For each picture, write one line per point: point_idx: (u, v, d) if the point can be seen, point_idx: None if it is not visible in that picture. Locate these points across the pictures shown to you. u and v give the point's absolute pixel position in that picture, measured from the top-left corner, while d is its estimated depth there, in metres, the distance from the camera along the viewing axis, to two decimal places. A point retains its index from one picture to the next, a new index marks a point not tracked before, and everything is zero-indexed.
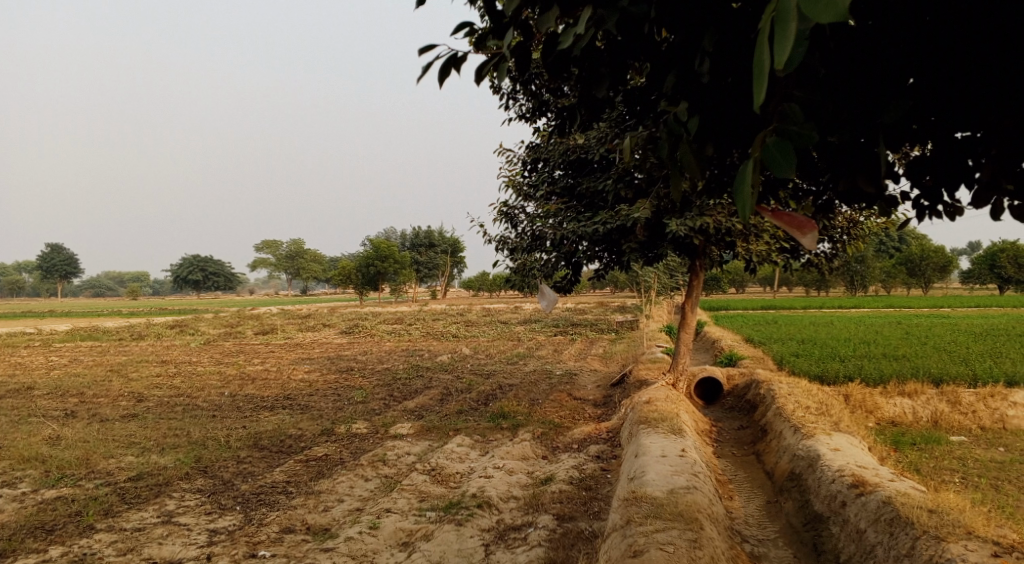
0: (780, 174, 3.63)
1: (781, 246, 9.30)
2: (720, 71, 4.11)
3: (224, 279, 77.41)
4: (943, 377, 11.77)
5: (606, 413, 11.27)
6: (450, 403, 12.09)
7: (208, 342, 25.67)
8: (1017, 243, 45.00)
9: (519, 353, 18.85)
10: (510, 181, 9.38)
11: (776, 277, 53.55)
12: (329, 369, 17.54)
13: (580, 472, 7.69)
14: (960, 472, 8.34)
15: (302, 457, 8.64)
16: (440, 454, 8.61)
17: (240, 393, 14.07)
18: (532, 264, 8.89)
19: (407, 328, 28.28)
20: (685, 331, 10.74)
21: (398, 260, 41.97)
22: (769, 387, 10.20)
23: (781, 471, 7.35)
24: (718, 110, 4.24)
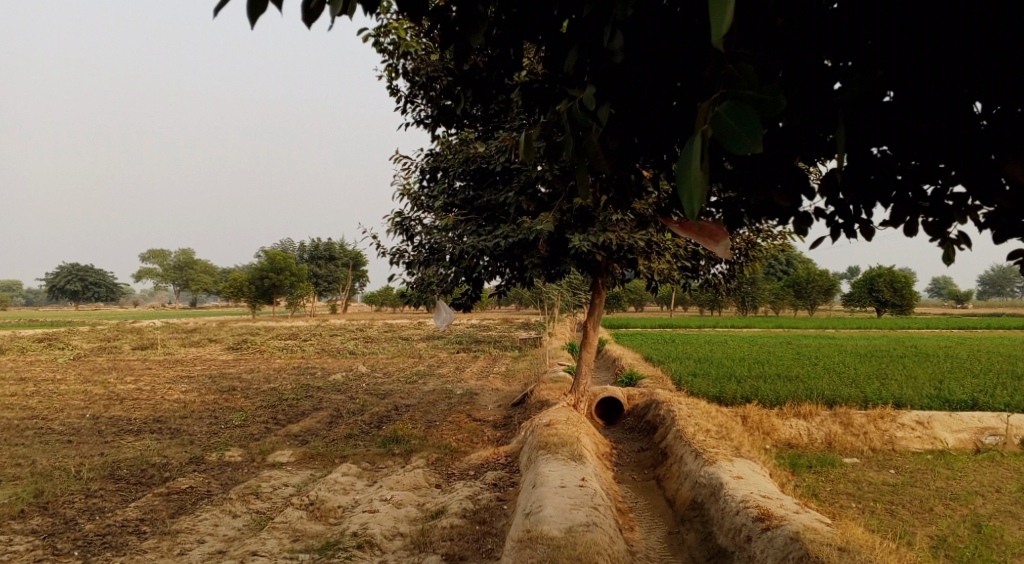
0: (743, 149, 3.04)
1: (684, 264, 9.02)
2: (634, 51, 3.70)
3: (106, 290, 73.49)
4: (836, 399, 11.77)
5: (504, 436, 10.77)
6: (339, 427, 11.36)
7: (81, 357, 24.00)
8: (894, 268, 47.26)
9: (417, 371, 18.21)
10: (406, 191, 8.81)
11: (672, 297, 54.61)
12: (209, 389, 16.47)
13: (473, 504, 7.13)
14: (856, 496, 8.20)
15: (164, 490, 7.78)
16: (321, 485, 7.91)
17: (106, 415, 12.94)
18: (430, 280, 8.46)
19: (299, 344, 27.17)
20: (587, 351, 10.37)
21: (294, 273, 40.60)
22: (669, 409, 9.92)
23: (682, 499, 6.98)
24: (628, 95, 3.83)
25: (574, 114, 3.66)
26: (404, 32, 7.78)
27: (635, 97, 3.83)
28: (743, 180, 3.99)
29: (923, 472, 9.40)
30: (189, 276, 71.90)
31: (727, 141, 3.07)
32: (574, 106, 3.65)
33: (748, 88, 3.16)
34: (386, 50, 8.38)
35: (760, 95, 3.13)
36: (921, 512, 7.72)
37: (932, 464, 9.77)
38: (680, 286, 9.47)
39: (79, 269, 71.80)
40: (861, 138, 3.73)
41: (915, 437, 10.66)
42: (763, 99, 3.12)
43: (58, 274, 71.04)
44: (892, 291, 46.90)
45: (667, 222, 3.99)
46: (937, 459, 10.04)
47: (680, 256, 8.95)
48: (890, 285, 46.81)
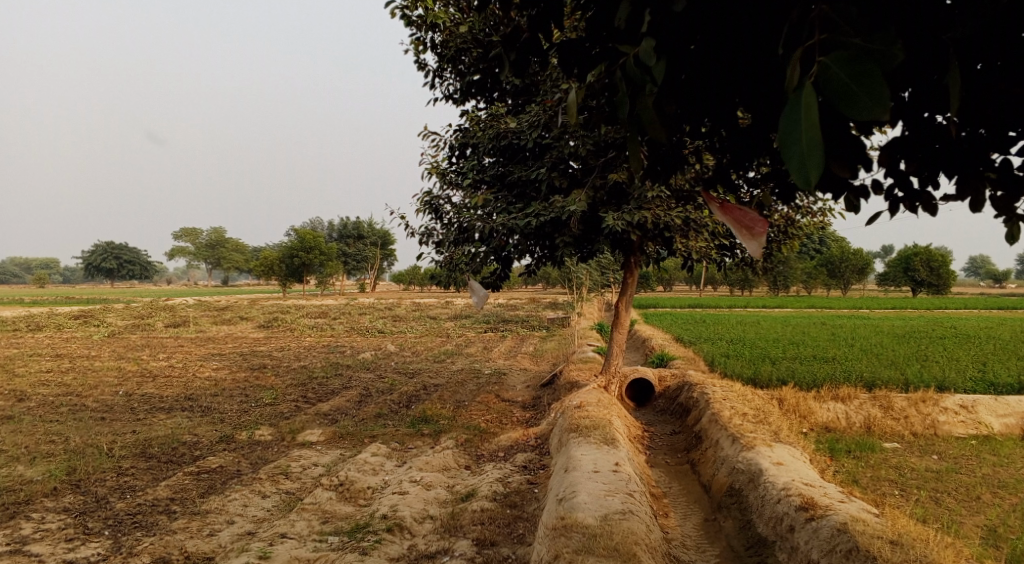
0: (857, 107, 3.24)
1: (722, 242, 8.78)
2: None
3: (139, 268, 74.26)
4: (875, 381, 11.48)
5: (534, 417, 10.63)
6: (368, 406, 11.29)
7: (114, 334, 24.19)
8: (931, 247, 46.34)
9: (446, 350, 18.12)
10: (435, 168, 8.64)
11: (702, 277, 54.08)
12: (239, 366, 16.50)
13: (504, 487, 7.01)
14: (898, 483, 7.96)
15: (194, 468, 7.75)
16: (350, 465, 7.83)
17: (138, 392, 12.99)
18: (459, 259, 8.27)
19: (328, 322, 27.21)
20: (619, 331, 10.18)
21: (324, 251, 40.66)
22: (703, 391, 9.72)
23: (718, 485, 6.80)
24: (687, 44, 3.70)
25: (629, 69, 3.60)
26: (432, 4, 7.58)
27: (694, 54, 3.71)
28: None
29: (967, 458, 9.13)
30: (221, 255, 72.46)
31: (844, 100, 3.26)
32: (629, 60, 3.59)
33: (852, 36, 3.31)
34: (415, 23, 8.19)
35: (867, 44, 3.29)
36: (967, 501, 7.47)
37: (977, 450, 9.48)
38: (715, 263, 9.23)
39: (112, 247, 72.58)
40: (923, 101, 3.63)
41: (958, 421, 10.38)
42: (868, 49, 3.28)
43: (93, 251, 71.93)
44: (929, 271, 46.00)
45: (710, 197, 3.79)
46: (981, 444, 9.75)
47: (717, 235, 8.70)
48: (927, 265, 45.92)
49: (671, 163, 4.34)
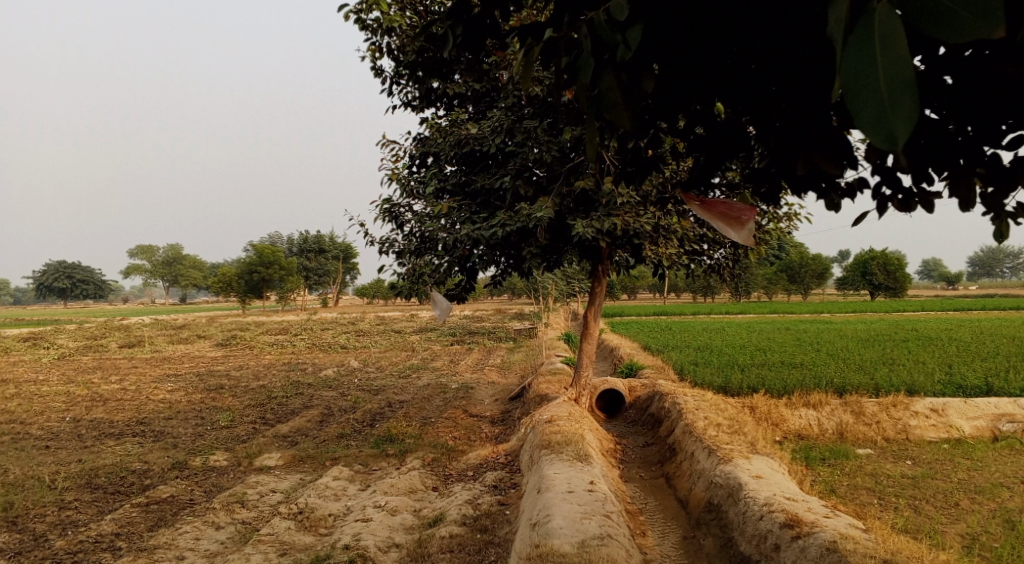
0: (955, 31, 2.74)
1: (692, 249, 8.55)
2: None
3: (94, 288, 72.64)
4: (846, 387, 11.34)
5: (502, 433, 10.32)
6: (330, 426, 10.89)
7: (65, 356, 23.41)
8: (887, 251, 47.00)
9: (411, 365, 17.74)
10: (394, 176, 8.31)
11: (665, 285, 54.31)
12: (196, 387, 15.96)
13: (474, 509, 6.68)
14: (876, 491, 7.77)
15: (142, 499, 7.32)
16: (310, 491, 7.45)
17: (87, 417, 12.44)
18: (421, 270, 7.94)
19: (290, 338, 26.62)
20: (588, 341, 9.92)
21: (284, 267, 39.98)
22: (674, 401, 9.50)
23: (696, 500, 6.54)
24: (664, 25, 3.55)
25: (598, 28, 3.41)
26: (387, 7, 7.28)
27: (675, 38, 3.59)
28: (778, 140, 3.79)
29: (941, 463, 8.99)
30: (179, 272, 71.08)
31: (936, 25, 2.76)
32: (599, 17, 3.40)
33: None
34: (370, 27, 7.88)
35: None
36: (946, 508, 7.30)
37: (950, 454, 9.36)
38: (686, 270, 9.01)
39: (66, 266, 70.78)
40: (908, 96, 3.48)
41: (929, 425, 10.26)
42: None
43: (46, 270, 70.08)
44: (886, 274, 46.58)
45: (690, 198, 3.96)
46: (954, 448, 9.63)
47: (687, 240, 8.46)
48: (884, 268, 46.52)
49: (642, 167, 4.25)
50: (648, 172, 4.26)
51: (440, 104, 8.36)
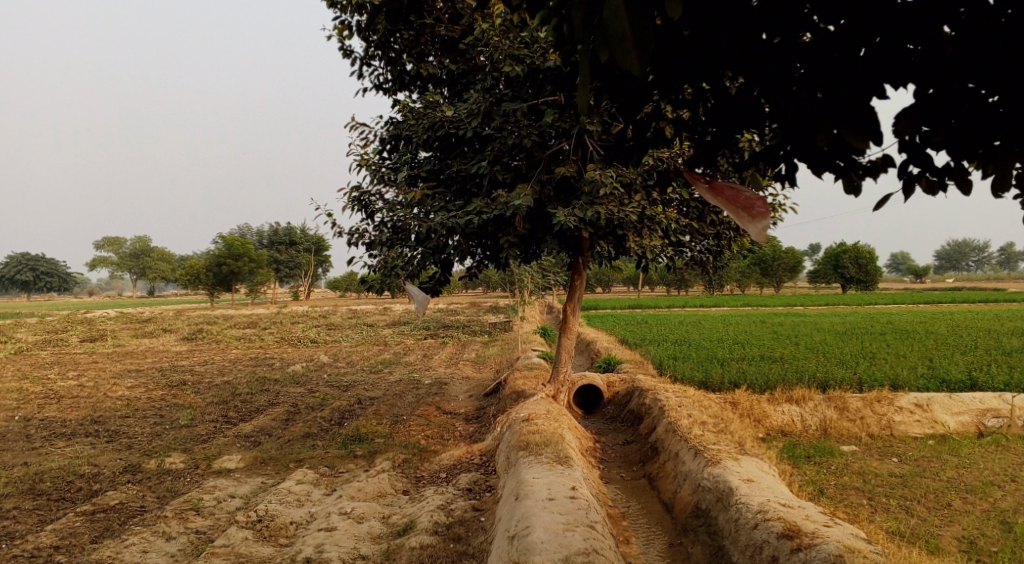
0: None
1: (674, 237, 8.15)
2: None
3: (61, 281, 71.06)
4: (828, 381, 11.06)
5: (476, 431, 9.89)
6: (296, 425, 10.39)
7: (23, 351, 22.59)
8: (859, 244, 47.11)
9: (382, 359, 17.24)
10: (363, 161, 7.83)
11: (640, 278, 54.09)
12: (157, 383, 15.35)
13: (446, 516, 6.28)
14: (865, 491, 7.46)
15: (89, 507, 6.83)
16: (270, 497, 6.99)
17: (39, 416, 11.81)
18: (394, 262, 7.49)
19: (259, 333, 25.97)
20: (566, 336, 9.51)
21: (254, 259, 39.12)
22: (655, 397, 9.16)
23: (682, 504, 6.18)
24: None
25: None
26: None
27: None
28: (799, 112, 3.91)
29: (928, 460, 8.71)
30: (146, 264, 69.66)
31: None
32: None
33: None
34: (338, 4, 7.43)
35: None
36: (939, 509, 7.00)
37: (937, 451, 9.10)
38: (669, 262, 8.63)
39: (30, 258, 69.05)
40: (937, 66, 3.77)
41: (914, 421, 9.99)
42: None
43: (9, 262, 68.39)
44: (857, 268, 46.65)
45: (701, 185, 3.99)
46: (940, 445, 9.37)
47: (670, 230, 8.07)
48: (855, 261, 46.58)
49: (639, 145, 4.32)
50: (643, 152, 4.33)
51: (413, 87, 7.91)
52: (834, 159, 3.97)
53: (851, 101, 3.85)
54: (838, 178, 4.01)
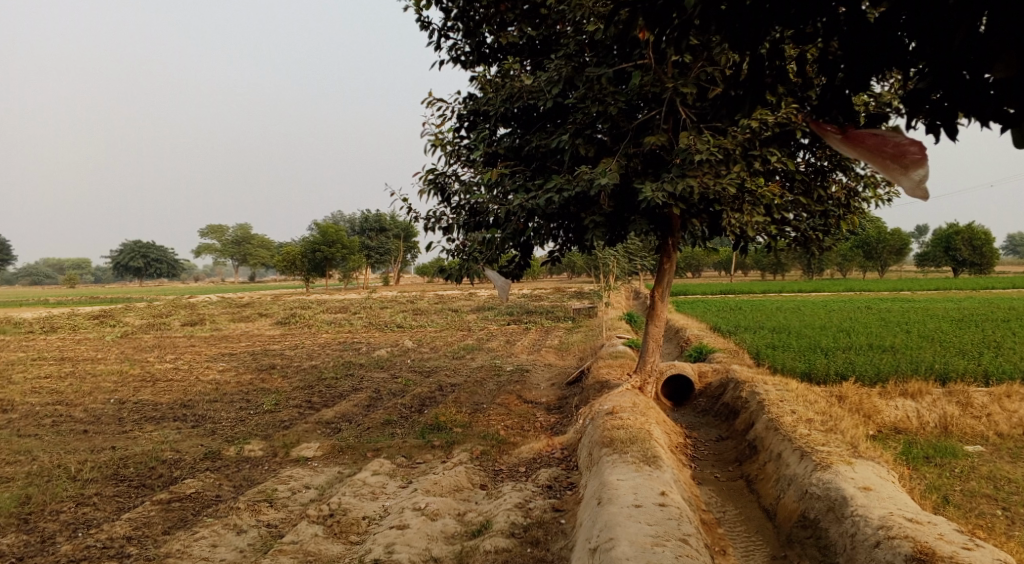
0: None
1: (774, 217, 7.47)
2: None
3: (168, 267, 73.95)
4: (948, 373, 10.11)
5: (560, 421, 9.43)
6: (377, 411, 10.13)
7: (126, 335, 23.24)
8: (972, 226, 44.28)
9: (467, 345, 16.92)
10: (436, 140, 7.42)
11: (734, 263, 52.38)
12: (246, 368, 15.42)
13: (525, 518, 5.89)
14: (997, 500, 6.67)
15: (165, 495, 6.70)
16: (345, 489, 6.72)
17: (132, 399, 11.94)
18: (472, 246, 7.08)
19: (349, 318, 26.09)
20: (654, 323, 8.91)
21: (346, 245, 39.51)
22: (753, 390, 8.51)
23: (787, 513, 5.63)
24: None
25: None
26: None
27: None
28: (952, 50, 3.87)
29: None
30: (247, 251, 71.72)
31: None
32: None
33: None
34: None
35: None
36: None
37: None
38: (767, 244, 7.94)
39: (140, 246, 72.04)
40: None
41: None
42: None
43: (120, 250, 71.42)
44: (971, 250, 43.89)
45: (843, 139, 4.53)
46: None
47: (771, 209, 7.38)
48: (968, 243, 43.79)
49: (752, 90, 4.38)
50: (756, 100, 4.38)
51: (492, 60, 7.50)
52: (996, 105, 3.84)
53: (1019, 28, 3.72)
54: (1006, 128, 3.84)
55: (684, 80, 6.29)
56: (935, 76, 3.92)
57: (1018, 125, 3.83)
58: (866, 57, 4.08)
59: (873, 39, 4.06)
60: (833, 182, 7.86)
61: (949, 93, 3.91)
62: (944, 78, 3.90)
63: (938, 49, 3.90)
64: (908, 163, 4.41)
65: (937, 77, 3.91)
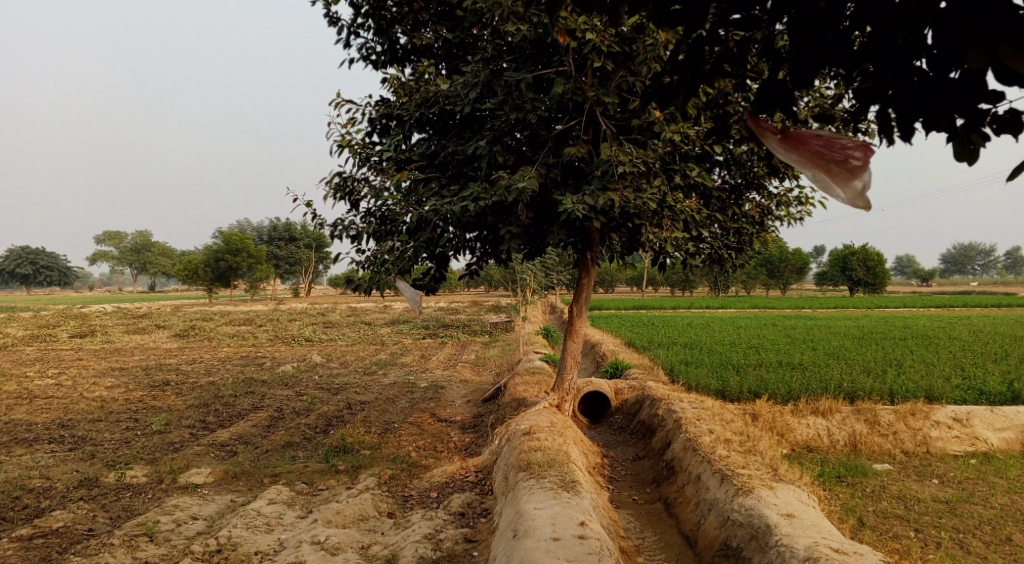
0: None
1: (692, 233, 7.30)
2: None
3: (60, 275, 70.27)
4: (855, 391, 10.18)
5: (472, 441, 9.05)
6: (278, 432, 9.53)
7: (8, 347, 21.69)
8: (868, 247, 46.07)
9: (377, 360, 16.36)
10: (343, 142, 6.98)
11: (644, 279, 53.14)
12: (138, 384, 14.47)
13: (432, 552, 5.52)
14: (908, 520, 6.63)
15: (31, 530, 6.04)
16: (235, 520, 6.16)
17: (6, 419, 10.95)
18: (382, 255, 6.65)
19: (254, 331, 25.10)
20: (572, 339, 8.64)
21: (253, 255, 38.18)
22: (669, 408, 8.33)
23: (708, 540, 5.48)
24: None
25: None
26: None
27: None
28: (904, 52, 3.92)
29: (974, 483, 7.85)
30: (147, 259, 68.77)
31: None
32: None
33: None
34: None
35: None
36: (998, 547, 6.21)
37: (981, 472, 8.23)
38: (685, 260, 7.78)
39: (30, 252, 68.24)
40: None
41: (952, 437, 9.15)
42: None
43: (7, 256, 67.45)
44: (866, 270, 45.61)
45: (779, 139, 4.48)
46: (983, 465, 8.51)
47: (690, 225, 7.21)
48: (864, 264, 45.48)
49: (688, 80, 4.20)
50: (691, 89, 4.21)
51: (406, 61, 7.11)
52: (944, 111, 3.92)
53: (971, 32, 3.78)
54: (952, 138, 3.95)
55: (605, 90, 6.09)
56: (889, 76, 3.96)
57: (966, 135, 3.95)
58: (817, 49, 4.00)
59: (824, 33, 3.97)
60: (749, 200, 7.76)
61: (902, 94, 3.97)
62: (897, 78, 3.96)
63: (888, 50, 3.92)
64: (853, 167, 4.37)
65: (888, 78, 3.97)
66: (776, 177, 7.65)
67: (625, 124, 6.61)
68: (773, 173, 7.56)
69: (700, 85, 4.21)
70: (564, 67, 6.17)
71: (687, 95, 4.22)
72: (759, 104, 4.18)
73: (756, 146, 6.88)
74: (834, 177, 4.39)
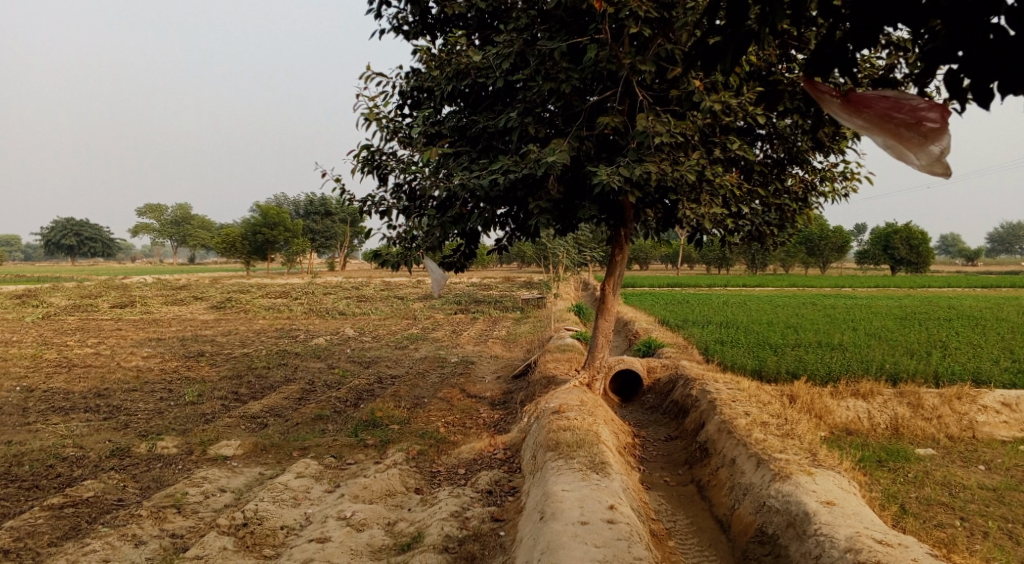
0: None
1: (730, 208, 7.06)
2: None
3: (103, 247, 71.43)
4: (898, 373, 9.88)
5: (502, 418, 8.94)
6: (309, 405, 9.51)
7: (49, 316, 22.04)
8: (911, 225, 45.03)
9: (410, 334, 16.31)
10: (372, 115, 6.83)
11: (680, 256, 52.59)
12: (173, 355, 14.57)
13: (459, 531, 5.45)
14: (953, 507, 6.40)
15: (62, 499, 6.07)
16: (262, 494, 6.13)
17: (42, 387, 11.07)
18: (411, 230, 6.53)
19: (289, 303, 25.23)
20: (604, 317, 8.46)
21: (289, 228, 38.37)
22: (704, 388, 8.13)
23: (743, 525, 5.34)
24: None
25: None
26: None
27: None
28: (979, 9, 3.73)
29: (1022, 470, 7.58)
30: (186, 232, 69.61)
31: None
32: None
33: None
34: None
35: None
36: None
37: None
38: (722, 236, 7.54)
39: (74, 224, 69.39)
40: None
41: (1000, 422, 8.85)
42: None
43: (51, 227, 68.65)
44: (908, 249, 44.63)
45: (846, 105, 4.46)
46: None
47: (729, 200, 6.98)
48: (907, 242, 44.51)
49: (734, 40, 3.98)
50: (740, 48, 3.99)
51: (438, 32, 6.94)
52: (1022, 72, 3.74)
53: None
54: None
55: (642, 57, 5.88)
56: (962, 36, 3.77)
57: None
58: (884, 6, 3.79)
59: None
60: (790, 175, 7.49)
61: (977, 55, 3.77)
62: (971, 38, 3.76)
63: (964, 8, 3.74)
64: (926, 128, 4.32)
65: (961, 38, 3.77)
66: (820, 151, 7.37)
67: (662, 95, 6.38)
68: (817, 146, 7.28)
69: (748, 46, 3.99)
70: (600, 35, 5.95)
71: (736, 54, 4.00)
72: (817, 66, 3.99)
73: (799, 118, 6.61)
74: (906, 141, 4.36)
